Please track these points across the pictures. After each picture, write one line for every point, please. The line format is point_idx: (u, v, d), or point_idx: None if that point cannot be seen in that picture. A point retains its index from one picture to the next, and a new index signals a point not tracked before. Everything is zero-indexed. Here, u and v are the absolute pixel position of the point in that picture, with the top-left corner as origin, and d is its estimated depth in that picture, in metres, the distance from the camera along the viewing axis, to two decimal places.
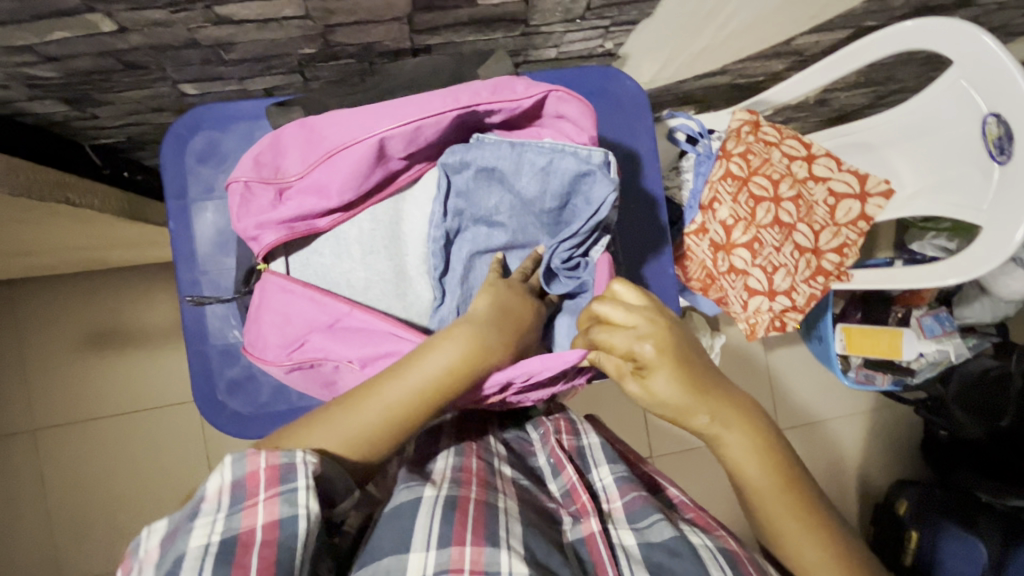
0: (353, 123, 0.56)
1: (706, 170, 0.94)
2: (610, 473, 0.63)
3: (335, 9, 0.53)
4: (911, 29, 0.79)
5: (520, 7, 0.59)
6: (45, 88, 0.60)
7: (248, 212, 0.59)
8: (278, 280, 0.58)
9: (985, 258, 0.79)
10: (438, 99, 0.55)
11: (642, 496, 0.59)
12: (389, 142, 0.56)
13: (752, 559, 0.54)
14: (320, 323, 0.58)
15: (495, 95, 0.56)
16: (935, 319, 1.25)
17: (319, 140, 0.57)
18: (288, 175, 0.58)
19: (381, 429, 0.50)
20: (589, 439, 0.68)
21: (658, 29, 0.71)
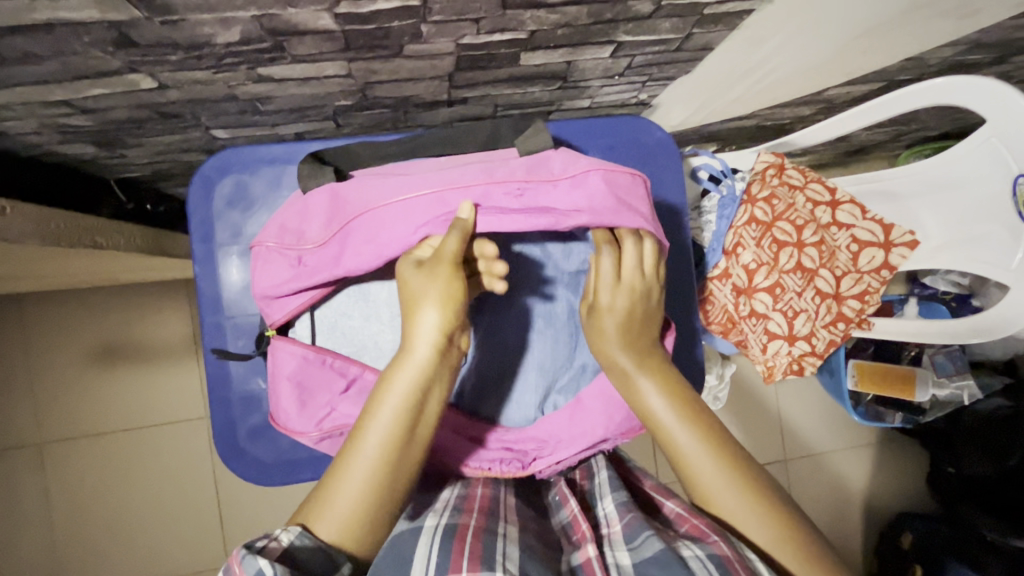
0: (385, 193, 0.54)
1: (730, 214, 0.93)
2: (613, 500, 0.59)
3: (378, 69, 0.53)
4: (942, 86, 0.79)
5: (561, 67, 0.59)
6: (77, 134, 0.59)
7: (269, 277, 0.57)
8: (290, 348, 0.57)
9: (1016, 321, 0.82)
10: (471, 175, 0.55)
11: (640, 515, 0.54)
12: (412, 205, 0.53)
13: (748, 566, 0.47)
14: (340, 389, 0.58)
15: (531, 174, 0.55)
16: (947, 357, 1.25)
17: (345, 212, 0.55)
18: (308, 241, 0.56)
19: (363, 505, 0.48)
20: (596, 473, 0.67)
21: (694, 83, 0.70)
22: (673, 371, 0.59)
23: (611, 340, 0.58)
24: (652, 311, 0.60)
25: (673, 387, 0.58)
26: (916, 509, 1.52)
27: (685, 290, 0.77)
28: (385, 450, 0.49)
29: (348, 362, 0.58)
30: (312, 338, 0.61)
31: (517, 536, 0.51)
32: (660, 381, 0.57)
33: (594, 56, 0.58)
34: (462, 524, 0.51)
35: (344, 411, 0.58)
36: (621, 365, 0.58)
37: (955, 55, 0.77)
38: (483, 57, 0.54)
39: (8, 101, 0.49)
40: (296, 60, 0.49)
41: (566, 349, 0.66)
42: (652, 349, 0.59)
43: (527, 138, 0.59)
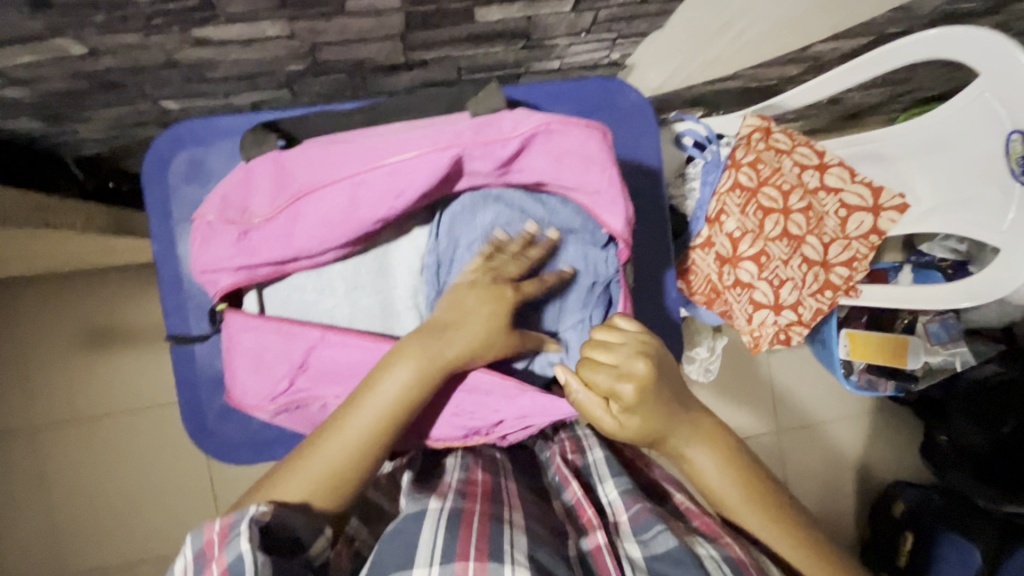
0: (328, 169, 0.52)
1: (714, 180, 0.91)
2: (615, 486, 0.59)
3: (324, 29, 0.50)
4: (932, 38, 0.75)
5: (522, 23, 0.56)
6: (17, 108, 0.56)
7: (210, 252, 0.55)
8: (243, 319, 0.56)
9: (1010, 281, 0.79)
10: (415, 141, 0.51)
11: (647, 507, 0.54)
12: (364, 180, 0.51)
13: (759, 568, 0.49)
14: (294, 358, 0.56)
15: (478, 137, 0.52)
16: (942, 325, 1.23)
17: (288, 184, 0.53)
18: (254, 217, 0.54)
19: (373, 441, 0.50)
20: (595, 456, 0.65)
21: (669, 40, 0.67)
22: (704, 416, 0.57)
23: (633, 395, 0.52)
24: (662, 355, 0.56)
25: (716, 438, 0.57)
26: (910, 477, 1.52)
27: (667, 258, 0.75)
28: (398, 399, 0.51)
29: (304, 326, 0.55)
30: (261, 307, 0.59)
31: (519, 523, 0.50)
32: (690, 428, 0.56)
33: (555, 11, 0.54)
34: (468, 509, 0.50)
35: (303, 381, 0.56)
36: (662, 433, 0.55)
37: (947, 4, 0.73)
38: (434, 13, 0.51)
39: None
40: (232, 19, 0.46)
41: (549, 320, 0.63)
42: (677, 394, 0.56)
43: (480, 100, 0.55)
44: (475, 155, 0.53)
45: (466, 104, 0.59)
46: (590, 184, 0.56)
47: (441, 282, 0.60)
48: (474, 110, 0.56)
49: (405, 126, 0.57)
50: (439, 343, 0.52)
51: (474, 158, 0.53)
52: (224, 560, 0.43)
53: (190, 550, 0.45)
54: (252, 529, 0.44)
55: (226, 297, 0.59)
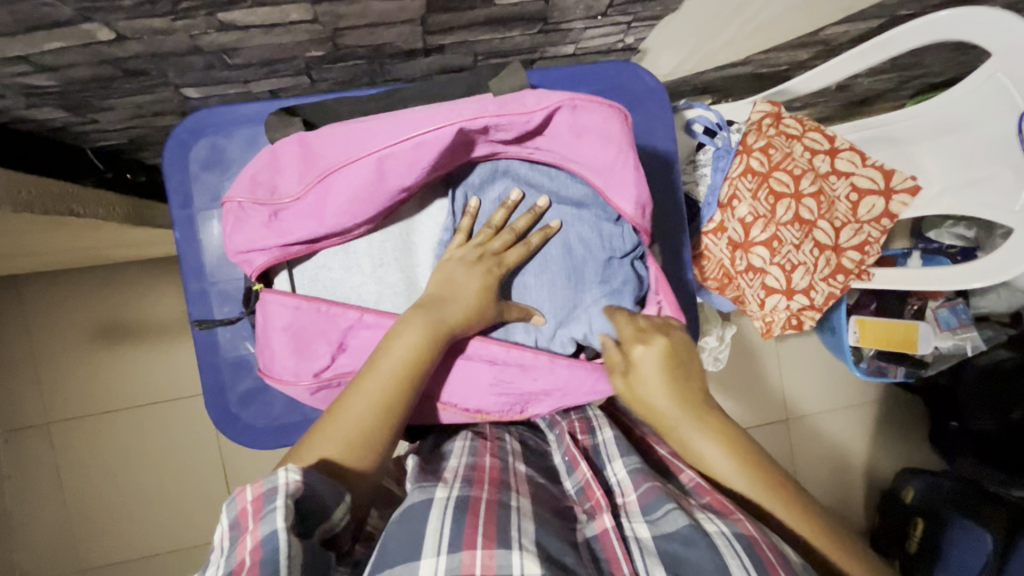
0: (355, 146, 0.53)
1: (725, 166, 0.91)
2: (624, 465, 0.59)
3: (346, 13, 0.51)
4: (944, 19, 0.75)
5: (539, 6, 0.56)
6: (42, 97, 0.57)
7: (243, 234, 0.56)
8: (280, 298, 0.56)
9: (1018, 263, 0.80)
10: (439, 114, 0.52)
11: (656, 486, 0.53)
12: (392, 155, 0.52)
13: (774, 545, 0.46)
14: (333, 337, 0.57)
15: (504, 109, 0.53)
16: (951, 310, 1.23)
17: (316, 162, 0.54)
18: (283, 196, 0.55)
19: (385, 404, 0.51)
20: (603, 435, 0.65)
21: (682, 23, 0.67)
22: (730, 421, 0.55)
23: (649, 387, 0.55)
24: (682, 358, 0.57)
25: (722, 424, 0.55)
26: (919, 464, 1.53)
27: (680, 242, 0.75)
28: (406, 361, 0.52)
29: (343, 308, 0.57)
30: (292, 287, 0.60)
31: (526, 509, 0.51)
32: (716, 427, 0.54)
33: None
34: (475, 496, 0.50)
35: (346, 359, 0.58)
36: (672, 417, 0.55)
37: None
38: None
39: None
40: (256, 3, 0.47)
41: (567, 293, 0.63)
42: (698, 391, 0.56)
43: (502, 78, 0.57)
44: (500, 128, 0.54)
45: (483, 88, 0.60)
46: (609, 160, 0.57)
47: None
48: (497, 91, 0.57)
49: (425, 109, 0.58)
50: (440, 309, 0.55)
51: (499, 130, 0.54)
52: (256, 532, 0.41)
53: (227, 517, 0.44)
54: (289, 504, 0.43)
55: (259, 278, 0.60)
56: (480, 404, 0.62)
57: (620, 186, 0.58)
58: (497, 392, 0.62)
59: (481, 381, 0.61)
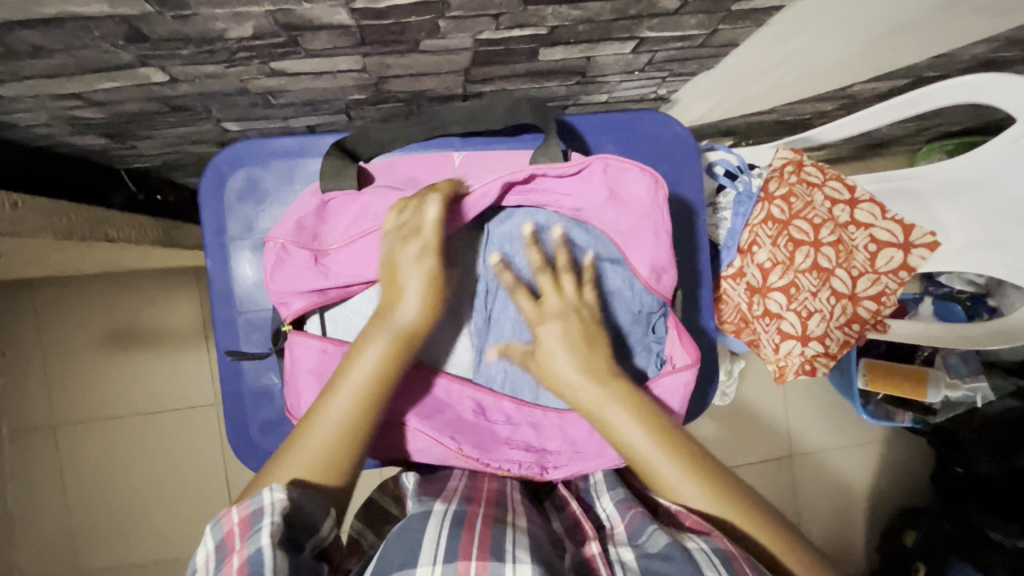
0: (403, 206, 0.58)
1: (746, 211, 0.93)
2: (612, 499, 0.60)
3: (393, 64, 0.52)
4: (969, 84, 0.76)
5: (580, 62, 0.57)
6: (87, 126, 0.58)
7: (284, 276, 0.57)
8: (310, 342, 0.57)
9: None
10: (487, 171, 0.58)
11: (641, 512, 0.55)
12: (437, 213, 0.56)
13: (751, 562, 0.48)
14: None
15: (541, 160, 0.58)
16: (960, 359, 1.23)
17: (366, 219, 0.58)
18: (328, 243, 0.58)
19: (353, 419, 0.52)
20: (594, 476, 0.67)
21: (715, 78, 0.68)
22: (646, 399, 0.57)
23: (564, 371, 0.56)
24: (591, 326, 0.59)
25: (641, 407, 0.55)
26: (920, 505, 1.53)
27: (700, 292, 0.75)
28: (373, 379, 0.52)
29: None
30: (323, 331, 0.61)
31: (521, 527, 0.51)
32: (627, 401, 0.55)
33: (615, 52, 0.56)
34: (472, 512, 0.51)
35: None
36: (585, 398, 0.56)
37: (987, 52, 0.75)
38: (500, 52, 0.52)
39: (19, 93, 0.48)
40: (310, 54, 0.48)
41: None
42: (609, 364, 0.57)
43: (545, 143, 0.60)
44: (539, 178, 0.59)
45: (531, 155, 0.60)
46: (635, 221, 0.60)
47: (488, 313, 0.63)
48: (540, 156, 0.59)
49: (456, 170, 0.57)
50: (396, 317, 0.54)
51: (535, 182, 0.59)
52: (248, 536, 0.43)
53: (210, 541, 0.45)
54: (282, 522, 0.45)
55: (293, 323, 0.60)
56: (500, 459, 0.61)
57: (640, 250, 0.60)
58: (518, 445, 0.62)
59: (499, 433, 0.62)
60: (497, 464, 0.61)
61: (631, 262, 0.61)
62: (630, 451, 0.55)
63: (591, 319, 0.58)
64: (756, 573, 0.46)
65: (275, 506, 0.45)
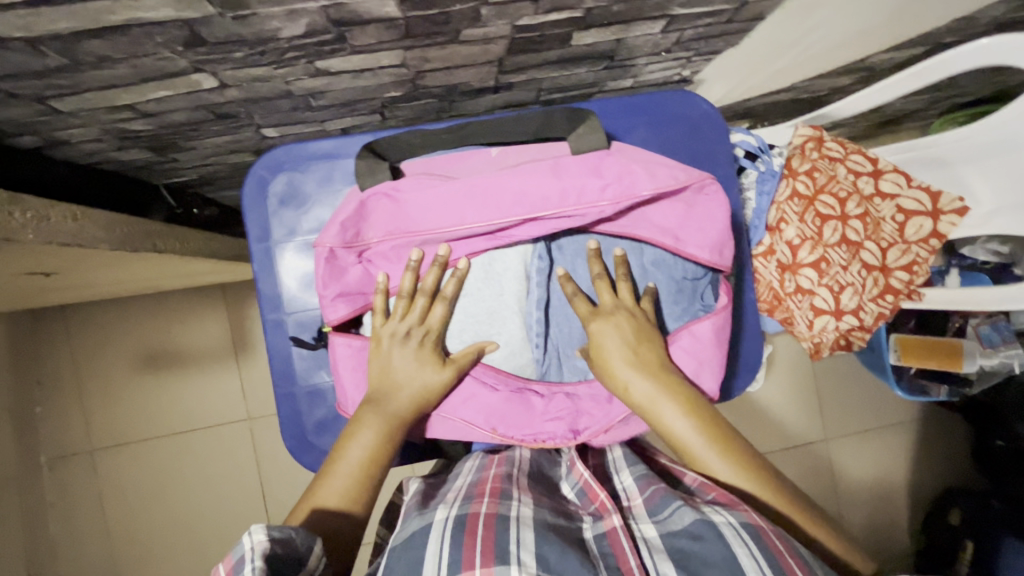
0: (439, 210, 0.55)
1: (771, 189, 0.94)
2: (631, 474, 0.61)
3: (433, 57, 0.53)
4: (986, 47, 0.77)
5: (610, 45, 0.58)
6: (134, 140, 0.60)
7: (335, 285, 0.57)
8: (346, 340, 0.58)
9: None
10: (532, 193, 0.55)
11: (661, 487, 0.55)
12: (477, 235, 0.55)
13: (782, 536, 0.48)
14: None
15: (580, 200, 0.55)
16: (993, 327, 1.18)
17: (406, 218, 0.55)
18: (368, 241, 0.56)
19: (369, 466, 0.54)
20: (613, 453, 0.67)
21: (738, 54, 0.69)
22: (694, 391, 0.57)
23: (615, 360, 0.57)
24: (643, 326, 0.59)
25: (686, 397, 0.56)
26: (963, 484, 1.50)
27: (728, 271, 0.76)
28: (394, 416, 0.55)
29: None
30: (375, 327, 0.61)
31: (527, 513, 0.52)
32: (677, 395, 0.56)
33: (645, 32, 0.57)
34: (473, 513, 0.51)
35: None
36: (638, 391, 0.56)
37: (1005, 13, 0.75)
38: (536, 39, 0.53)
39: (76, 107, 0.50)
40: (355, 51, 0.49)
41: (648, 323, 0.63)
42: (659, 362, 0.58)
43: (580, 137, 0.57)
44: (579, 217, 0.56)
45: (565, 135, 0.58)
46: (683, 216, 0.60)
47: (547, 288, 0.62)
48: (576, 146, 0.57)
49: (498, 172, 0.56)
50: (390, 405, 0.56)
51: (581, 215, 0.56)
52: None
53: None
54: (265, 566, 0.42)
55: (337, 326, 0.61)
56: (536, 432, 0.61)
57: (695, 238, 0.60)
58: (550, 417, 0.61)
59: (536, 407, 0.61)
60: (532, 437, 0.61)
61: (689, 251, 0.60)
62: (678, 442, 0.56)
63: (638, 314, 0.60)
64: (789, 549, 0.46)
65: (258, 549, 0.43)
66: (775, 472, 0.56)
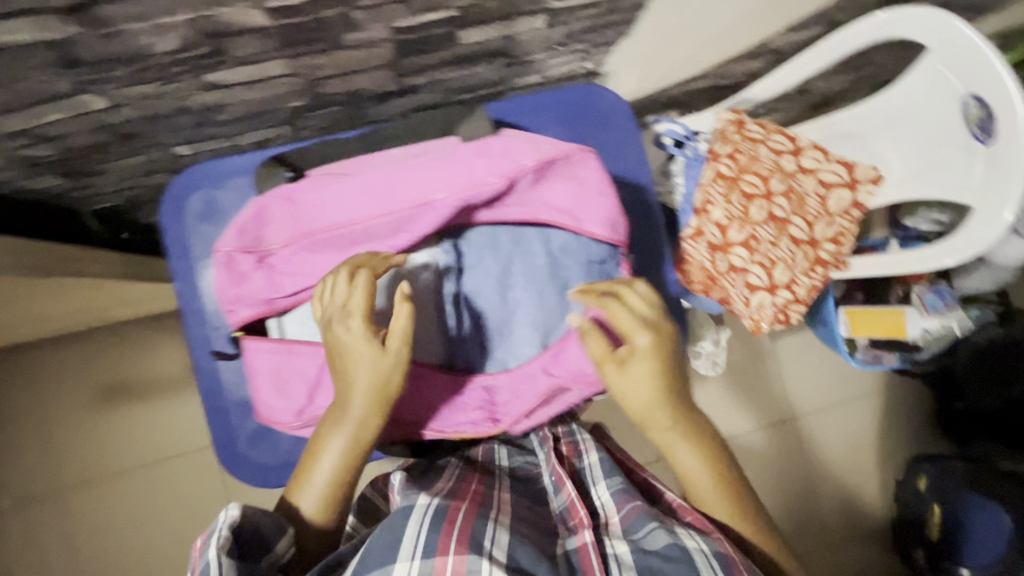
0: (334, 207, 0.57)
1: (697, 173, 0.98)
2: (609, 488, 0.59)
3: (322, 64, 0.55)
4: (884, 20, 0.81)
5: (501, 42, 0.61)
6: (41, 166, 0.61)
7: (238, 287, 0.58)
8: (256, 344, 0.58)
9: (971, 244, 0.79)
10: (420, 181, 0.56)
11: (639, 506, 0.55)
12: (372, 227, 0.56)
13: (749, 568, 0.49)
14: (312, 373, 0.58)
15: (467, 183, 0.56)
16: (935, 294, 1.24)
17: (305, 217, 0.57)
18: (269, 244, 0.58)
19: (339, 479, 0.55)
20: (589, 459, 0.65)
21: (637, 44, 0.72)
22: (710, 433, 0.59)
23: (637, 383, 0.57)
24: (671, 357, 0.58)
25: (703, 443, 0.59)
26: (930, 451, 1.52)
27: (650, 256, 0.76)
28: (359, 422, 0.55)
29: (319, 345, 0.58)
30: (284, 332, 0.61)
31: (505, 524, 0.52)
32: (693, 437, 0.58)
33: (530, 27, 0.59)
34: (455, 506, 0.52)
35: (322, 397, 0.59)
36: (652, 415, 0.57)
37: None
38: (422, 40, 0.55)
39: None
40: (238, 62, 0.51)
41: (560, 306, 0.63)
42: (683, 399, 0.59)
43: (469, 124, 0.59)
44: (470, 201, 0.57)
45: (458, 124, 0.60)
46: (579, 195, 0.60)
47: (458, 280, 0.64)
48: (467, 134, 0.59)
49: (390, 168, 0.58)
50: (353, 416, 0.55)
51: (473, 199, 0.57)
52: (200, 557, 0.45)
53: None
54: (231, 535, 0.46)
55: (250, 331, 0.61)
56: (455, 423, 0.62)
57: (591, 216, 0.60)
58: (468, 407, 0.62)
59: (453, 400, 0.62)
60: (453, 428, 0.62)
61: (586, 229, 0.61)
62: (685, 476, 0.59)
63: (667, 342, 0.57)
64: None
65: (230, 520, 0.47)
66: (771, 524, 0.59)
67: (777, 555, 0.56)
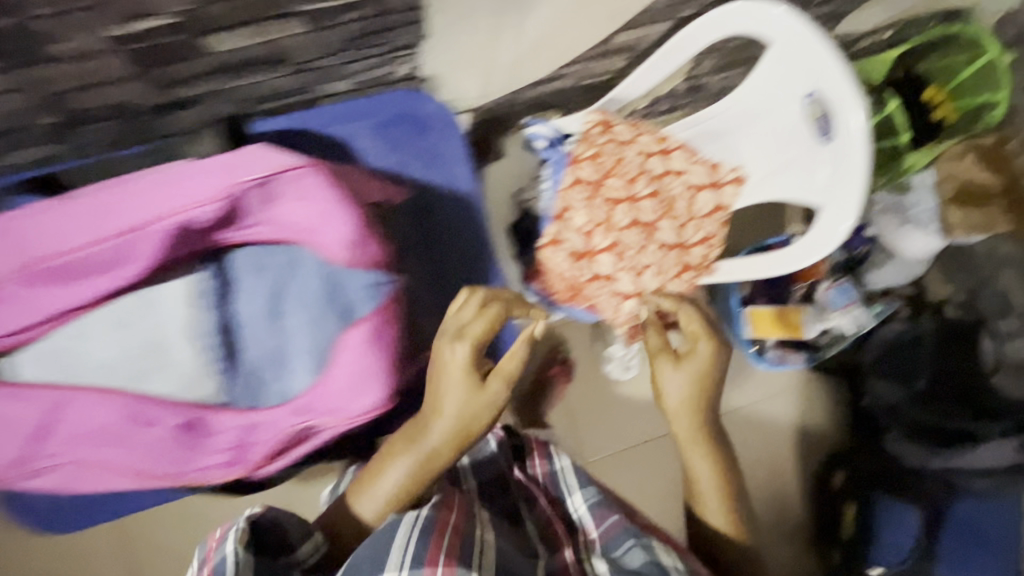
0: (69, 231, 0.60)
1: (559, 179, 0.93)
2: (584, 499, 0.72)
3: (47, 76, 0.51)
4: (739, 10, 0.75)
5: (263, 50, 0.56)
6: None
7: None
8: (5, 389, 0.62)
9: (817, 246, 0.77)
10: (151, 202, 0.61)
11: (619, 522, 0.67)
12: (107, 245, 0.61)
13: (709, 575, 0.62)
14: (35, 421, 0.63)
15: (188, 201, 0.61)
16: (838, 291, 1.09)
17: (32, 241, 0.60)
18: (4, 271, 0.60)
19: (400, 490, 0.65)
20: (560, 463, 0.77)
21: (446, 47, 0.67)
22: (721, 442, 0.78)
23: (672, 383, 0.77)
24: (715, 371, 0.78)
25: (716, 452, 0.77)
26: None
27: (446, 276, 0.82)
28: (444, 432, 0.67)
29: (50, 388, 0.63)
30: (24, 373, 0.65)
31: (488, 541, 0.59)
32: (710, 442, 0.77)
33: (287, 32, 0.55)
34: (441, 519, 0.58)
35: (63, 434, 0.64)
36: (673, 412, 0.77)
37: None
38: (153, 49, 0.52)
39: None
40: None
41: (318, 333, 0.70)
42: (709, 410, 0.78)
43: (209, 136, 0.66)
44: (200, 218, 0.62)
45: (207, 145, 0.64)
46: (314, 209, 0.64)
47: (219, 306, 0.70)
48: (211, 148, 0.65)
49: (120, 187, 0.61)
50: (426, 442, 0.67)
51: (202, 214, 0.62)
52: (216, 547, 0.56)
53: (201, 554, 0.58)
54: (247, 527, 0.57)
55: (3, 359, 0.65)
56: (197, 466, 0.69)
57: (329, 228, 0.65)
58: (213, 450, 0.68)
59: (197, 441, 0.68)
60: (197, 468, 0.69)
61: (324, 241, 0.66)
62: (694, 473, 0.77)
63: (711, 364, 0.78)
64: None
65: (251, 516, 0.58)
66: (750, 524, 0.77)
67: (737, 550, 0.75)
